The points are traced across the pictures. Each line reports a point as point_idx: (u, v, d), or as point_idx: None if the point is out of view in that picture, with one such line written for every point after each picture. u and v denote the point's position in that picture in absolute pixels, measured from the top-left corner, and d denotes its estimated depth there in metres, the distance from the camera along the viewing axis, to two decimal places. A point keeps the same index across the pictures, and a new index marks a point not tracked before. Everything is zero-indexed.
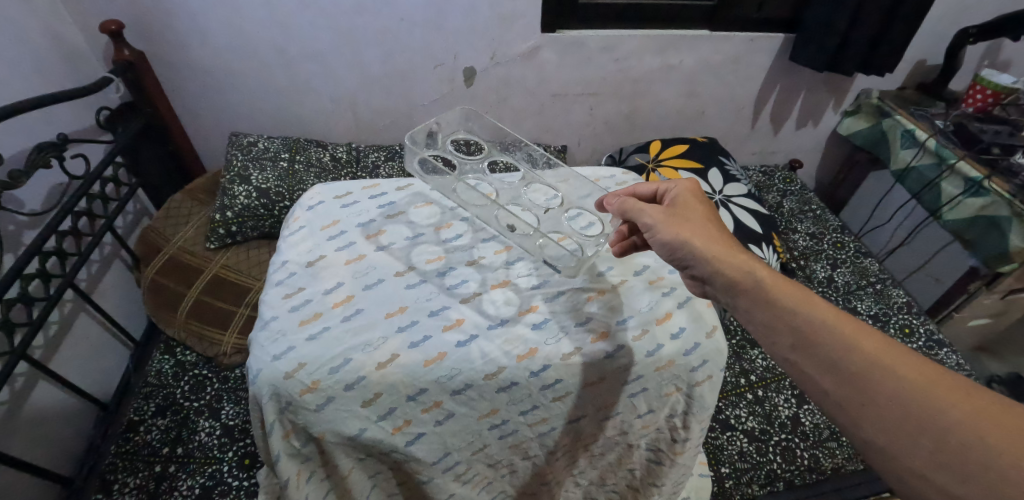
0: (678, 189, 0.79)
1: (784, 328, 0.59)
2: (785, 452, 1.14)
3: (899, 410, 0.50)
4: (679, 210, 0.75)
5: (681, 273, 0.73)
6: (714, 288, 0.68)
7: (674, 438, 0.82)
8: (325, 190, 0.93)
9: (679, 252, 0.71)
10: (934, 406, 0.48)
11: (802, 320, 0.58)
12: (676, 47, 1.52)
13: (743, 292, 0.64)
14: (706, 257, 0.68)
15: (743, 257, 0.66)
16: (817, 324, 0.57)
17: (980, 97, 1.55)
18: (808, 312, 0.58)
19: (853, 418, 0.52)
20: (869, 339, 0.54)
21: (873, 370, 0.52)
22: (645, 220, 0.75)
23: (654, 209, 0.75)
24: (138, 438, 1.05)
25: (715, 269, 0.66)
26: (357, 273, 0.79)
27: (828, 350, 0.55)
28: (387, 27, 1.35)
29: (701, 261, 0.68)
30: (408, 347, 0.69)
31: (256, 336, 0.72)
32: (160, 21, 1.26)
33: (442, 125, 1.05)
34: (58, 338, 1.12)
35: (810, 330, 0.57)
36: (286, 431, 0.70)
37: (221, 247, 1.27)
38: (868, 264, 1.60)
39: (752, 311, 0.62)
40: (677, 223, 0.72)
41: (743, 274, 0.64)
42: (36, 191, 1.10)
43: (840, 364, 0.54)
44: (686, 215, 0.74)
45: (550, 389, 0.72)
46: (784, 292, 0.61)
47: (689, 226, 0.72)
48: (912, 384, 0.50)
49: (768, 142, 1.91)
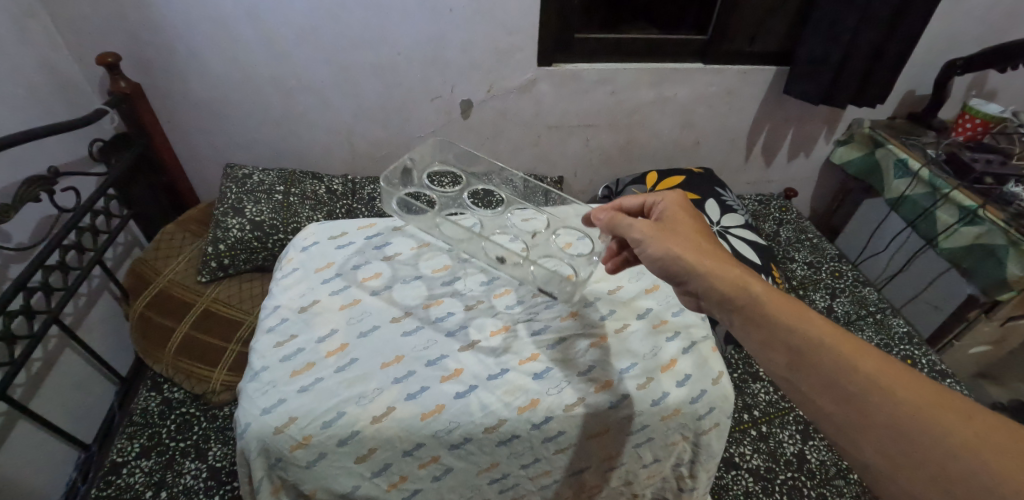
0: (664, 205, 0.79)
1: (781, 347, 0.57)
2: (791, 491, 1.11)
3: (897, 431, 0.48)
4: (668, 226, 0.74)
5: (676, 288, 0.72)
6: (710, 303, 0.66)
7: (680, 487, 0.79)
8: (319, 229, 0.92)
9: (670, 268, 0.70)
10: (934, 428, 0.47)
11: (799, 339, 0.56)
12: (670, 80, 1.54)
13: (738, 311, 0.62)
14: (700, 274, 0.66)
15: (738, 272, 0.65)
16: (814, 343, 0.55)
17: (969, 126, 1.59)
18: (805, 330, 0.57)
19: (855, 439, 0.51)
20: (868, 358, 0.52)
21: (871, 391, 0.50)
22: (635, 233, 0.74)
23: (643, 223, 0.74)
24: (120, 482, 1.01)
25: (709, 284, 0.65)
26: (351, 319, 0.77)
27: (824, 370, 0.53)
28: (385, 60, 1.36)
29: (695, 278, 0.67)
30: (405, 399, 0.67)
31: (245, 387, 0.69)
32: (158, 54, 1.26)
33: (415, 161, 1.02)
34: (40, 376, 1.09)
35: (807, 348, 0.55)
36: (276, 488, 0.67)
37: (212, 281, 1.25)
38: (867, 293, 1.59)
39: (749, 331, 0.61)
40: (667, 237, 0.71)
41: (737, 291, 0.63)
42: (25, 224, 1.07)
43: (838, 384, 0.52)
44: (675, 230, 0.73)
45: (552, 441, 0.69)
46: (782, 311, 0.59)
47: (678, 240, 0.70)
48: (911, 406, 0.49)
49: (762, 172, 1.92)
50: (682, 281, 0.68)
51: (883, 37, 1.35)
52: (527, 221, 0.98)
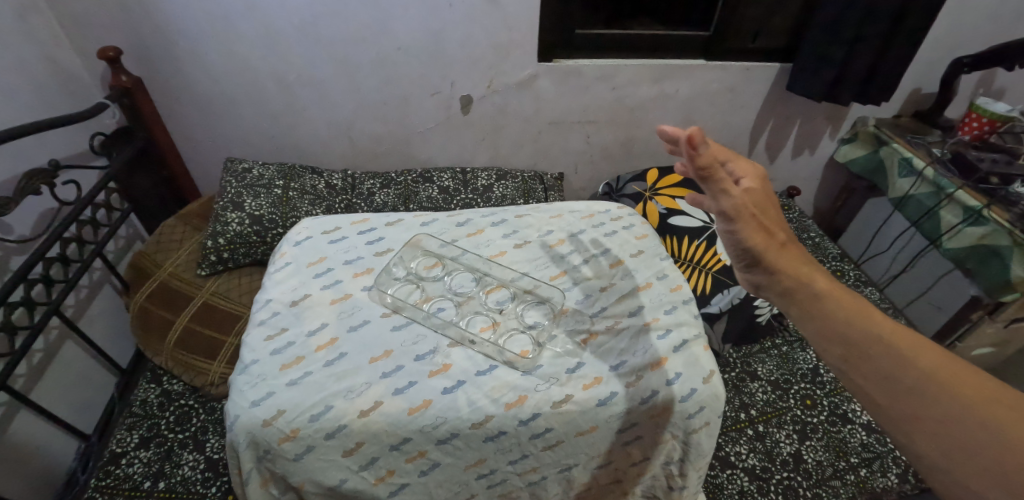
0: (739, 173, 0.67)
1: (834, 337, 0.53)
2: (786, 491, 1.11)
3: (955, 426, 0.45)
4: (753, 205, 0.64)
5: (735, 266, 0.66)
6: (769, 290, 0.62)
7: (670, 485, 0.79)
8: (313, 224, 0.92)
9: (746, 250, 0.63)
10: (997, 429, 0.43)
11: (854, 329, 0.52)
12: (672, 77, 1.53)
13: (796, 302, 0.58)
14: (770, 258, 0.61)
15: (805, 266, 0.60)
16: (868, 333, 0.51)
17: (976, 125, 1.56)
18: (859, 322, 0.52)
19: (908, 437, 0.47)
20: (927, 354, 0.49)
21: (929, 387, 0.47)
22: (725, 207, 0.62)
23: (742, 196, 0.62)
24: (119, 472, 1.02)
25: (772, 273, 0.61)
26: (342, 314, 0.77)
27: (880, 362, 0.49)
28: (384, 55, 1.36)
29: (762, 262, 0.62)
30: (392, 394, 0.67)
31: (234, 380, 0.70)
32: (159, 48, 1.27)
33: None
34: (42, 366, 1.10)
35: (866, 343, 0.51)
36: (265, 480, 0.68)
37: (212, 274, 1.26)
38: (868, 293, 1.58)
39: (802, 321, 0.57)
40: (756, 219, 0.62)
41: (798, 282, 0.58)
42: (26, 216, 1.08)
43: (893, 377, 0.49)
44: (766, 213, 0.64)
45: (540, 438, 0.69)
46: (840, 303, 0.55)
47: (766, 224, 0.63)
48: (970, 403, 0.45)
49: (765, 170, 1.90)
50: (756, 266, 0.63)
51: (886, 35, 1.34)
52: (522, 217, 0.98)
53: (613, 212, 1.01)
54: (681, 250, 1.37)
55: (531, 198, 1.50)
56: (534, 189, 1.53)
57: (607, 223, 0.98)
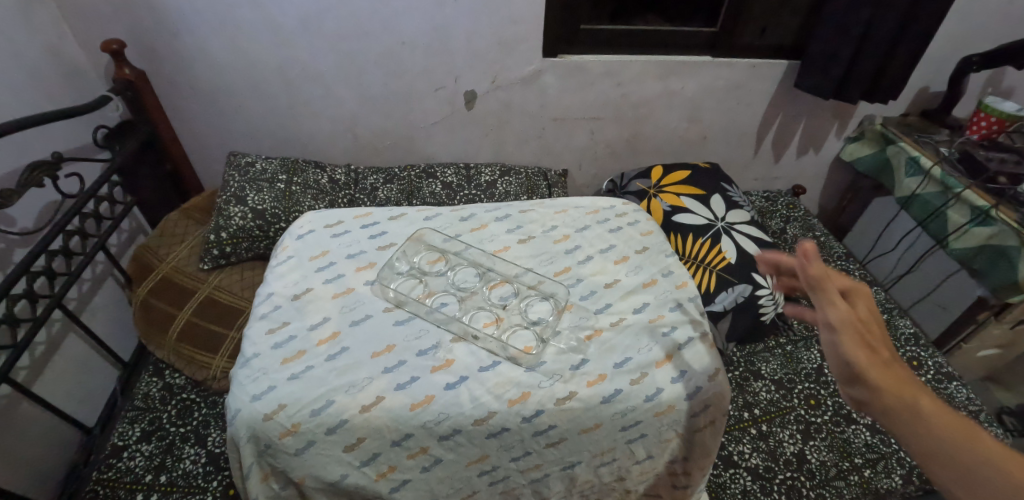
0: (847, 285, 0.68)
1: (954, 469, 0.48)
2: (790, 491, 1.10)
3: None
4: (858, 318, 0.63)
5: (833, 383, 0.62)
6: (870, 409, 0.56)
7: (674, 484, 0.79)
8: (316, 217, 0.91)
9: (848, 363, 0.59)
10: None
11: (975, 462, 0.48)
12: (678, 73, 1.52)
13: (904, 425, 0.53)
14: (873, 376, 0.57)
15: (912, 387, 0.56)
16: (993, 468, 0.47)
17: (984, 124, 1.53)
18: (979, 453, 0.48)
19: None
20: None
21: None
22: (832, 317, 0.62)
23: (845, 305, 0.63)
24: (121, 465, 1.02)
25: (875, 390, 0.56)
26: (344, 308, 0.76)
27: (1002, 495, 0.45)
28: (388, 49, 1.35)
29: (864, 379, 0.57)
30: (394, 389, 0.67)
31: (235, 373, 0.70)
32: (163, 41, 1.26)
33: None
34: (45, 358, 1.10)
35: (993, 479, 0.46)
36: (265, 474, 0.68)
37: (215, 268, 1.25)
38: (873, 292, 1.57)
39: (913, 447, 0.52)
40: (859, 332, 0.61)
41: (906, 402, 0.54)
42: (29, 209, 1.08)
43: None
44: (870, 330, 0.62)
45: (543, 435, 0.69)
46: (954, 429, 0.50)
47: (870, 338, 0.61)
48: None
49: (770, 168, 1.89)
50: (857, 383, 0.58)
51: (896, 33, 1.32)
52: (526, 212, 0.97)
53: (619, 208, 1.00)
54: (685, 248, 1.36)
55: (534, 194, 1.49)
56: (538, 185, 1.52)
57: (613, 219, 0.97)
